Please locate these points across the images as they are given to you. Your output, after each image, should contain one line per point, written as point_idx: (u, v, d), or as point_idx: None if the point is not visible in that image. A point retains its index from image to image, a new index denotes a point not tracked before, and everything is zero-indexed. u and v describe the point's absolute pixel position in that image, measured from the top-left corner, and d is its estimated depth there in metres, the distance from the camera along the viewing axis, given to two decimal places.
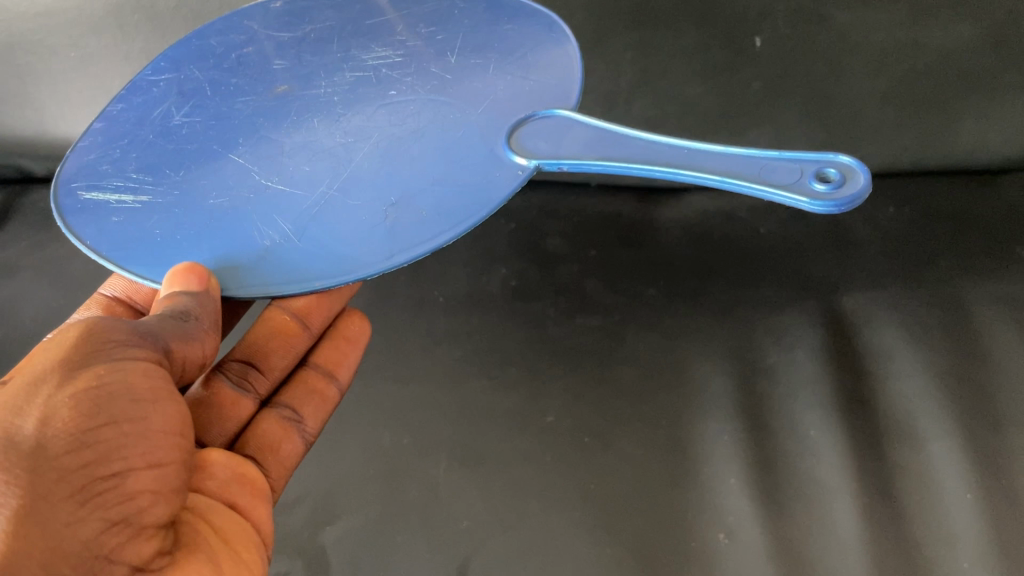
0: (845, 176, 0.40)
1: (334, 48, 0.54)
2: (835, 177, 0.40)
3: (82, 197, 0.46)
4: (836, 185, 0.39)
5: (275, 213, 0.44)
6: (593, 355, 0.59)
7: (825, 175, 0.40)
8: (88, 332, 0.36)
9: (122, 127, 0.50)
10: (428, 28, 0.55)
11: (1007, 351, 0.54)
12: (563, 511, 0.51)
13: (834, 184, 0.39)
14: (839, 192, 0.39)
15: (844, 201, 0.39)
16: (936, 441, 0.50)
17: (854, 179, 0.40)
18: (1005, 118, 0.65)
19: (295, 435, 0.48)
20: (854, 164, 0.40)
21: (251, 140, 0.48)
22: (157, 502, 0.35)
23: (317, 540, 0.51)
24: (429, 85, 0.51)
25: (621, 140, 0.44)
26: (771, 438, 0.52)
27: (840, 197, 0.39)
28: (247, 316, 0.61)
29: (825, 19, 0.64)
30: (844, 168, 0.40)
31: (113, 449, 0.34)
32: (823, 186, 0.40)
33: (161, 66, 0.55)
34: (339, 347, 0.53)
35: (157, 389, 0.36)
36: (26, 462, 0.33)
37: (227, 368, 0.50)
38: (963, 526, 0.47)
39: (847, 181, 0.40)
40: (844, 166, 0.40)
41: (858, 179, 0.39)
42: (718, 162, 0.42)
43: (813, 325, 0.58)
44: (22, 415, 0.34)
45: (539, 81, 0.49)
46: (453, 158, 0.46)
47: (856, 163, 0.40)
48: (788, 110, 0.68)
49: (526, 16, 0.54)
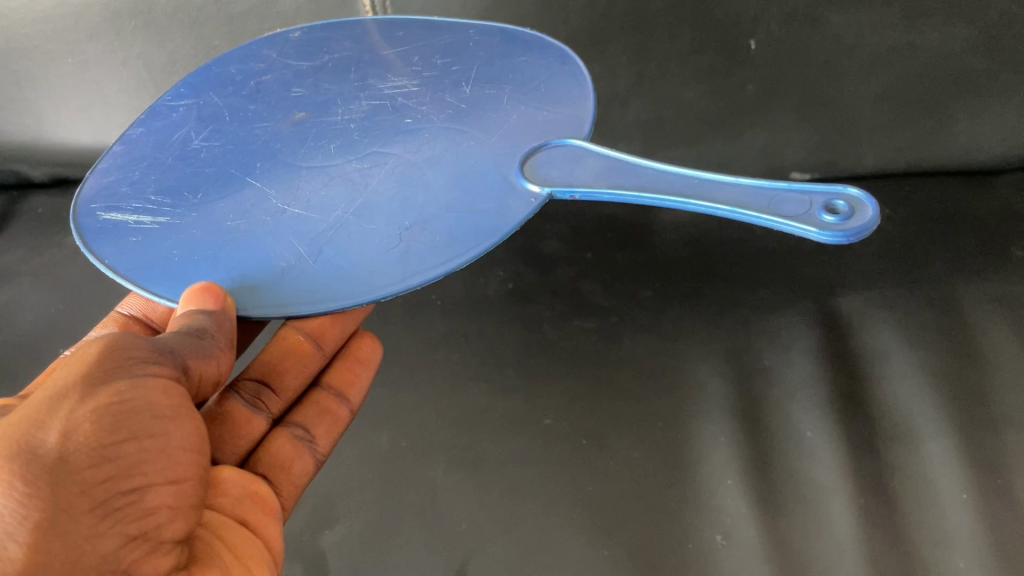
0: (853, 209, 0.40)
1: (351, 76, 0.55)
2: (844, 209, 0.40)
3: (101, 217, 0.46)
4: (845, 217, 0.40)
5: (291, 236, 0.44)
6: (589, 356, 0.59)
7: (834, 208, 0.41)
8: (109, 347, 0.37)
9: (142, 150, 0.51)
10: (443, 59, 0.56)
11: (1000, 351, 0.55)
12: (560, 514, 0.51)
13: (843, 215, 0.40)
14: (848, 223, 0.40)
15: (853, 232, 0.39)
16: (931, 441, 0.51)
17: (863, 212, 0.40)
18: (996, 120, 0.66)
19: (306, 454, 0.48)
20: (862, 197, 0.41)
21: (270, 165, 0.49)
22: (174, 517, 0.35)
23: (316, 544, 0.51)
24: (445, 114, 0.51)
25: (633, 170, 0.45)
26: (768, 440, 0.53)
27: (850, 228, 0.39)
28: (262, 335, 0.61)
29: (821, 21, 0.64)
30: (852, 200, 0.41)
31: (134, 465, 0.34)
32: (832, 218, 0.40)
33: (181, 92, 0.56)
34: (352, 369, 0.53)
35: (177, 406, 0.37)
36: (48, 475, 0.32)
37: (241, 387, 0.50)
38: (958, 526, 0.47)
39: (855, 213, 0.40)
40: (852, 198, 0.41)
41: (866, 212, 0.40)
42: (729, 193, 0.42)
43: (809, 326, 0.59)
44: (44, 429, 0.34)
45: (552, 111, 0.50)
46: (468, 184, 0.46)
47: (864, 196, 0.41)
48: (782, 109, 0.70)
49: (539, 49, 0.55)
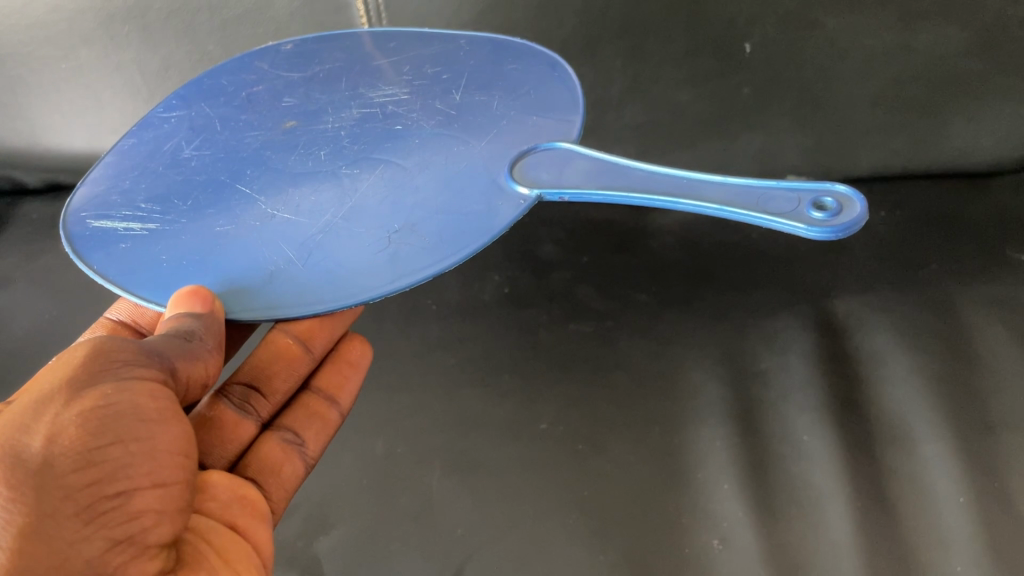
0: (842, 205, 0.40)
1: (342, 86, 0.55)
2: (832, 205, 0.40)
3: (91, 225, 0.46)
4: (833, 213, 0.40)
5: (280, 240, 0.44)
6: (584, 362, 0.59)
7: (822, 204, 0.41)
8: (96, 350, 0.37)
9: (133, 159, 0.51)
10: (435, 68, 0.56)
11: (997, 354, 0.55)
12: (555, 520, 0.51)
13: (831, 211, 0.40)
14: (837, 220, 0.40)
15: (842, 228, 0.39)
16: (928, 445, 0.51)
17: (851, 208, 0.40)
18: (992, 122, 0.66)
19: (296, 457, 0.48)
20: (851, 193, 0.41)
21: (259, 172, 0.49)
22: (160, 521, 0.35)
23: (310, 550, 0.51)
24: (435, 120, 0.51)
25: (622, 171, 0.45)
26: (764, 445, 0.53)
27: (838, 224, 0.39)
28: (252, 340, 0.61)
29: (816, 25, 0.64)
30: (841, 196, 0.41)
31: (119, 468, 0.34)
32: (821, 214, 0.40)
33: (172, 104, 0.56)
34: (341, 371, 0.53)
35: (164, 409, 0.36)
36: (33, 480, 0.33)
37: (230, 391, 0.50)
38: (956, 529, 0.47)
39: (844, 209, 0.40)
40: (841, 195, 0.41)
41: (854, 208, 0.40)
42: (717, 191, 0.42)
43: (805, 330, 0.59)
44: (29, 433, 0.34)
45: (542, 116, 0.50)
46: (457, 187, 0.46)
47: (852, 192, 0.41)
48: (778, 112, 0.70)
49: (530, 56, 0.55)
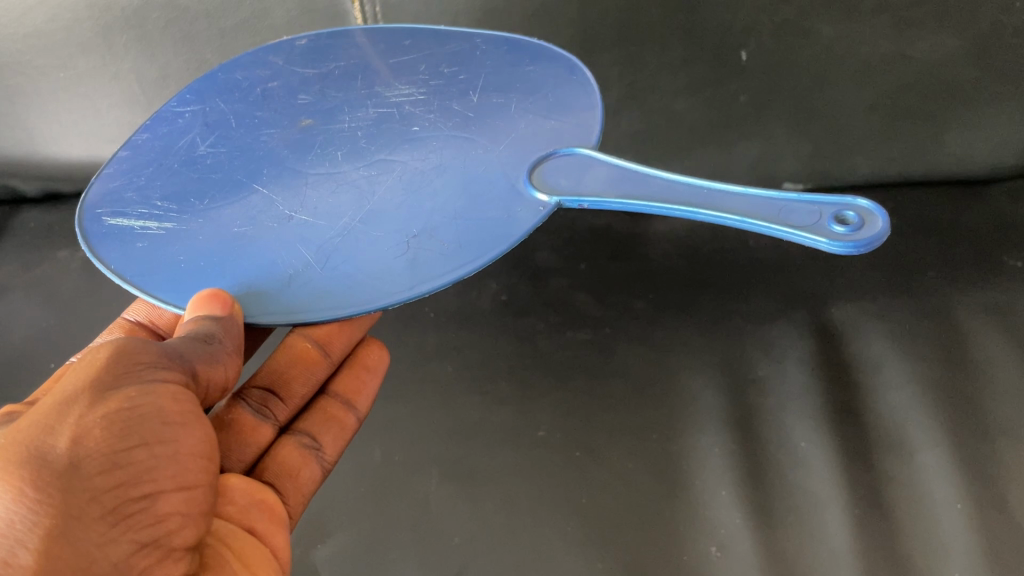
0: (863, 219, 0.41)
1: (358, 84, 0.56)
2: (854, 220, 0.41)
3: (107, 222, 0.46)
4: (855, 228, 0.40)
5: (299, 243, 0.44)
6: (583, 368, 0.59)
7: (843, 218, 0.41)
8: (118, 352, 0.36)
9: (147, 156, 0.51)
10: (450, 67, 0.57)
11: (992, 360, 0.55)
12: (554, 528, 0.51)
13: (853, 226, 0.41)
14: (857, 234, 0.40)
15: (864, 243, 0.40)
16: (925, 451, 0.51)
17: (873, 223, 0.41)
18: (983, 131, 0.68)
19: (314, 463, 0.48)
20: (872, 208, 0.41)
21: (276, 171, 0.49)
22: (185, 524, 0.35)
23: (308, 560, 0.50)
24: (452, 122, 0.52)
25: (641, 179, 0.45)
26: (762, 449, 0.53)
27: (859, 238, 0.40)
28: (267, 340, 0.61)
29: (812, 33, 0.65)
30: (862, 211, 0.42)
31: (145, 471, 0.34)
32: (842, 228, 0.41)
33: (187, 99, 0.56)
34: (358, 376, 0.53)
35: (186, 412, 0.37)
36: (59, 482, 0.32)
37: (248, 395, 0.50)
38: (952, 535, 0.48)
39: (865, 225, 0.41)
40: (862, 209, 0.42)
41: (876, 223, 0.41)
42: (738, 203, 0.43)
43: (802, 335, 0.60)
44: (53, 434, 0.33)
45: (559, 120, 0.50)
46: (475, 192, 0.47)
47: (873, 207, 0.41)
48: (772, 119, 0.71)
49: (547, 57, 0.56)
